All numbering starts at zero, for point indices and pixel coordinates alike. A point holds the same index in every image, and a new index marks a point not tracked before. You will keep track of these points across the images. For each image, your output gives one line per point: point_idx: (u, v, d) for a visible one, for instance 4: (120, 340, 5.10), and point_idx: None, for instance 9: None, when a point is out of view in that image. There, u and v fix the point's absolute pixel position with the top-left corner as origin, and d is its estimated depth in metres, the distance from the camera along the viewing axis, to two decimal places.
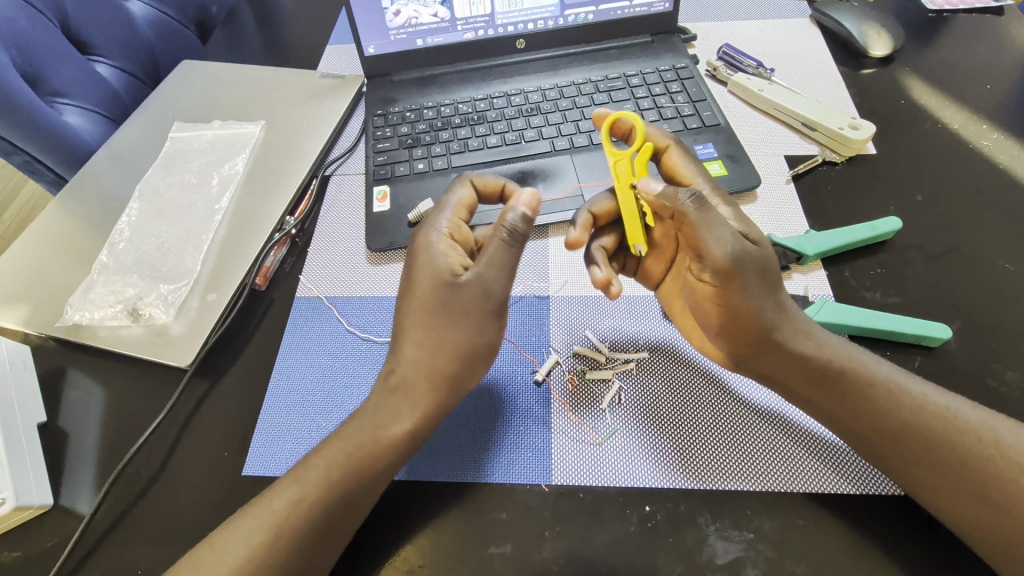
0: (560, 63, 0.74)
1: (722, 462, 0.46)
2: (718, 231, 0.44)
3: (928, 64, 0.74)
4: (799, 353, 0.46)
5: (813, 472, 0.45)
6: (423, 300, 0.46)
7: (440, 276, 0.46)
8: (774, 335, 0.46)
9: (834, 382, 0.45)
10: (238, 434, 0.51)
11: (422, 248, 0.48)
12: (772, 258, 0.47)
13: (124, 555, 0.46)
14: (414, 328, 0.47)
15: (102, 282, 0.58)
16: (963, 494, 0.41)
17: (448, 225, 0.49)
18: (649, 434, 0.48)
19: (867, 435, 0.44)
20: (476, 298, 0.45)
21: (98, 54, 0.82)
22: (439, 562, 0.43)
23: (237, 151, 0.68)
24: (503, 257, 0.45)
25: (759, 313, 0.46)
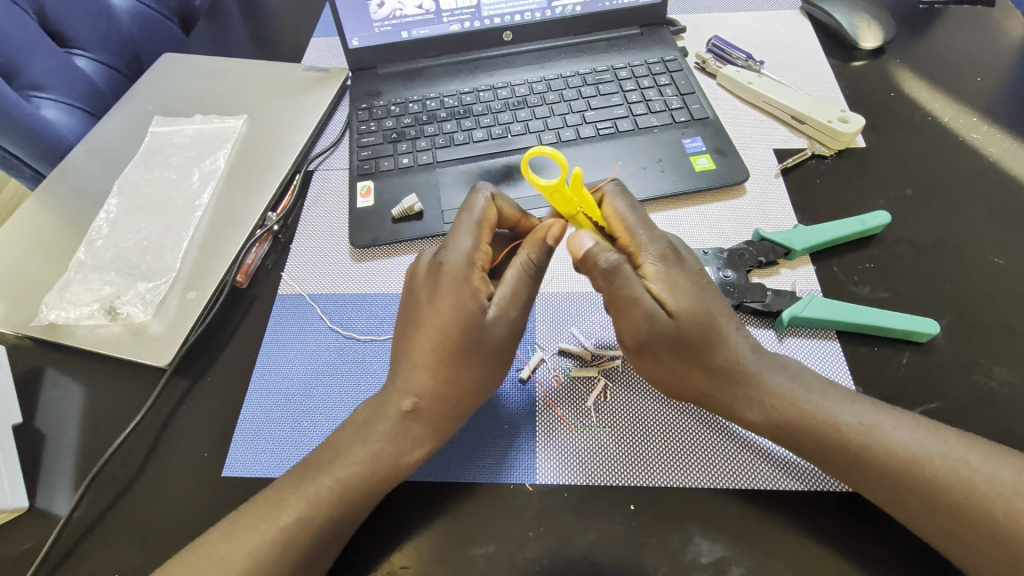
0: (548, 55, 0.73)
1: (698, 470, 0.46)
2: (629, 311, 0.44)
3: (919, 56, 0.73)
4: (738, 414, 0.45)
5: (788, 475, 0.45)
6: (444, 334, 0.45)
7: (470, 315, 0.45)
8: (709, 398, 0.46)
9: (803, 410, 0.44)
10: (218, 435, 0.50)
11: (450, 282, 0.45)
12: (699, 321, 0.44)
13: (100, 558, 0.45)
14: (427, 363, 0.46)
15: (79, 280, 0.56)
16: (950, 519, 0.40)
17: (476, 251, 0.47)
18: (624, 441, 0.47)
19: (841, 461, 0.42)
20: (500, 338, 0.46)
21: (78, 48, 0.80)
22: (421, 563, 0.43)
23: (218, 146, 0.67)
24: (527, 295, 0.47)
25: (679, 384, 0.46)
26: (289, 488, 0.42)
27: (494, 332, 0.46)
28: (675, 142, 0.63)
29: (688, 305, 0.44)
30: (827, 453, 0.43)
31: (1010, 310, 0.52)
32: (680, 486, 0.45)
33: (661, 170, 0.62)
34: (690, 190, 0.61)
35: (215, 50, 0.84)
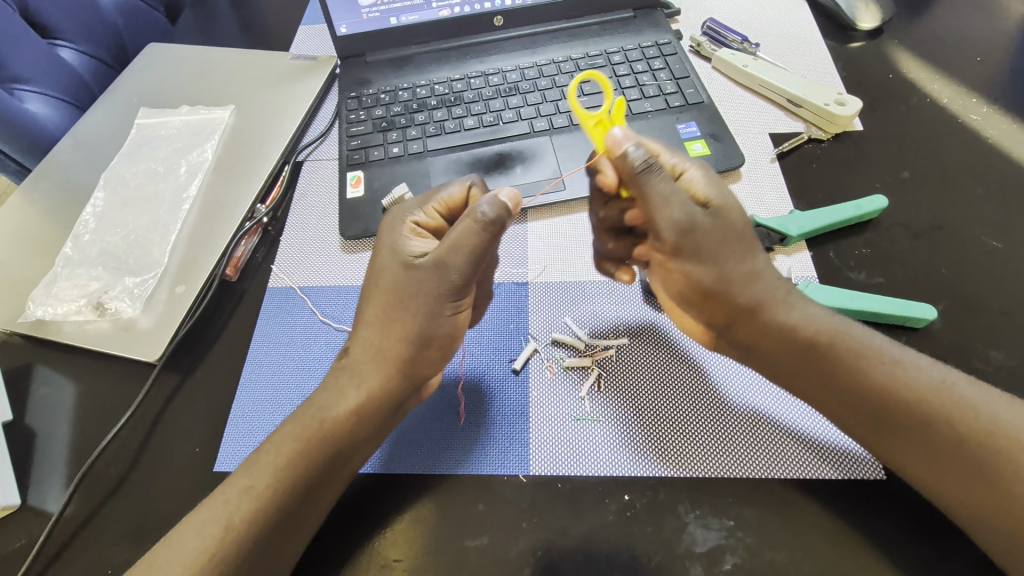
0: (539, 40, 0.71)
1: (704, 444, 0.46)
2: (667, 201, 0.44)
3: (918, 36, 0.72)
4: (784, 325, 0.45)
5: (792, 454, 0.45)
6: (382, 284, 0.46)
7: (398, 260, 0.46)
8: (753, 305, 0.46)
9: (823, 354, 0.44)
10: (209, 431, 0.50)
11: (387, 232, 0.48)
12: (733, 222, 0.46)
13: (91, 556, 0.45)
14: (374, 310, 0.46)
15: (66, 276, 0.56)
16: (958, 472, 0.40)
17: (423, 213, 0.49)
18: (632, 413, 0.48)
19: (861, 402, 0.43)
20: (428, 280, 0.44)
21: (61, 38, 0.79)
22: (414, 554, 0.43)
23: (205, 137, 0.66)
24: (467, 247, 0.43)
25: (728, 279, 0.46)
26: None
27: (415, 277, 0.45)
28: (669, 128, 0.62)
29: (733, 203, 0.46)
30: (846, 391, 0.43)
31: (1008, 294, 0.52)
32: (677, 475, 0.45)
33: None
34: None
35: (200, 39, 0.83)
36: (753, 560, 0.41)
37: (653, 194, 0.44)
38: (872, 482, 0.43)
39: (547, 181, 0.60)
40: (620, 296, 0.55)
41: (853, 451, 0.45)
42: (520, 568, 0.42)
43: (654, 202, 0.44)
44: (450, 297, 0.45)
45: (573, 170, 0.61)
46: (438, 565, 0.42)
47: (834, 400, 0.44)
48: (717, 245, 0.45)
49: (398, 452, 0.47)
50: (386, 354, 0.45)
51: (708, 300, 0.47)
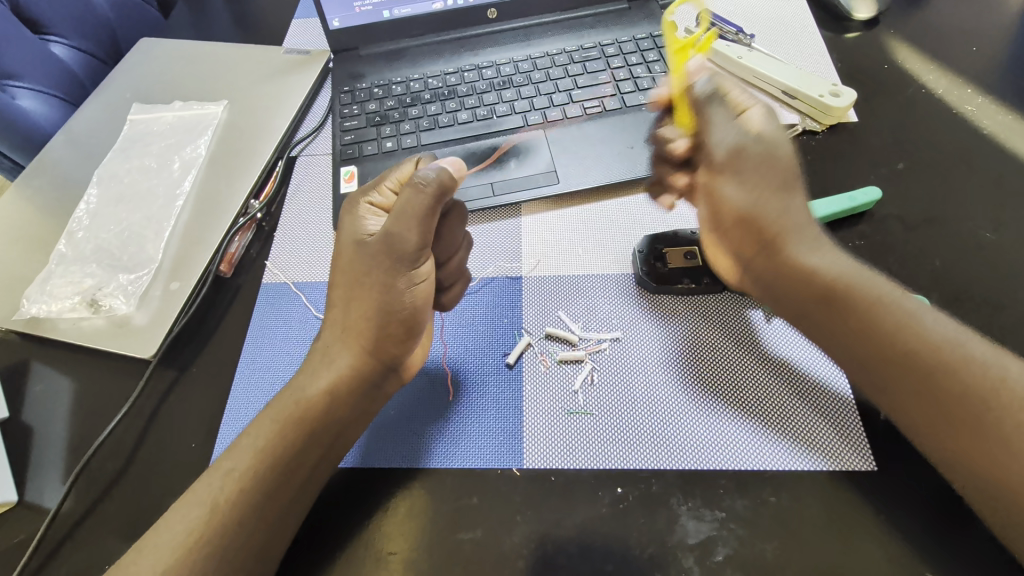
0: (533, 32, 0.71)
1: (731, 393, 0.48)
2: (721, 121, 0.51)
3: (914, 26, 0.71)
4: (807, 267, 0.47)
5: (819, 404, 0.47)
6: (343, 264, 0.48)
7: (355, 238, 0.47)
8: (778, 242, 0.48)
9: (837, 304, 0.45)
10: (204, 427, 0.50)
11: (347, 214, 0.50)
12: (779, 155, 0.50)
13: (88, 551, 0.45)
14: (342, 294, 0.47)
15: (60, 273, 0.56)
16: (954, 428, 0.39)
17: (376, 192, 0.50)
18: (663, 364, 0.50)
19: (868, 353, 0.43)
20: (382, 252, 0.45)
21: (53, 34, 0.78)
22: (408, 547, 0.43)
23: (199, 133, 0.66)
24: (413, 213, 0.45)
25: (754, 214, 0.49)
26: None
27: (370, 252, 0.46)
28: None
29: (783, 141, 0.50)
30: (853, 348, 0.44)
31: (1001, 285, 0.52)
32: (676, 464, 0.45)
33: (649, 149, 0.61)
34: None
35: (193, 34, 0.82)
36: (744, 552, 0.42)
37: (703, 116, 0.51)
38: (865, 472, 0.44)
39: (541, 174, 0.60)
40: (615, 289, 0.55)
41: (842, 443, 0.45)
42: (513, 560, 0.42)
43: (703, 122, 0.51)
44: (404, 266, 0.45)
45: (568, 163, 0.61)
46: (432, 557, 0.43)
47: (846, 349, 0.45)
48: (759, 171, 0.49)
49: (393, 446, 0.47)
50: (370, 349, 0.46)
51: (740, 225, 0.50)
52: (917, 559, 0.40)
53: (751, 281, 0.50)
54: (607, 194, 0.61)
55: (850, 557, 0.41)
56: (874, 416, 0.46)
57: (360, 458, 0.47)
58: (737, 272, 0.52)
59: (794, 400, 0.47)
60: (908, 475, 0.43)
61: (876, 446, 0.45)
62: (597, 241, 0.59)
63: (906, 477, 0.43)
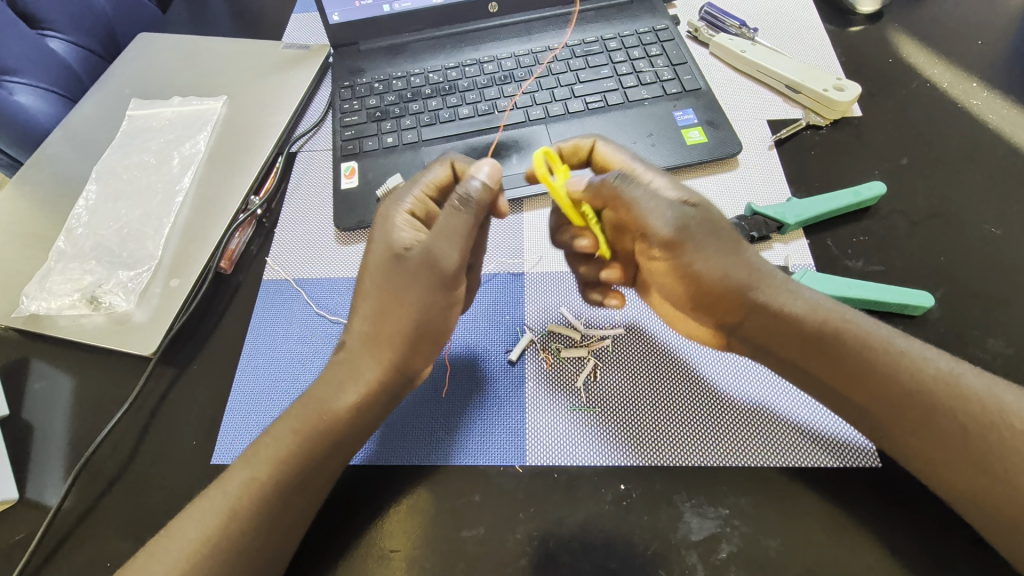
0: (535, 27, 0.70)
1: (722, 406, 0.47)
2: (652, 204, 0.45)
3: (919, 20, 0.71)
4: (786, 312, 0.45)
5: (811, 403, 0.47)
6: (372, 275, 0.46)
7: (392, 250, 0.46)
8: (751, 297, 0.45)
9: (822, 348, 0.44)
10: (205, 424, 0.50)
11: (381, 222, 0.48)
12: (716, 213, 0.47)
13: (90, 549, 0.45)
14: (365, 305, 0.46)
15: (59, 270, 0.56)
16: (955, 461, 0.39)
17: (411, 201, 0.48)
18: (648, 383, 0.49)
19: (860, 395, 0.42)
20: (421, 269, 0.44)
21: (51, 29, 0.78)
22: (411, 545, 0.43)
23: (198, 128, 0.65)
24: (451, 225, 0.43)
25: (727, 276, 0.45)
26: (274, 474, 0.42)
27: (407, 267, 0.44)
28: (666, 115, 0.62)
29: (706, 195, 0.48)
30: (848, 391, 0.43)
31: (1006, 281, 0.51)
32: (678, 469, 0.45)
33: (651, 145, 0.60)
34: (682, 164, 0.59)
35: (192, 28, 0.81)
36: (748, 549, 0.41)
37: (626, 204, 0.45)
38: (869, 469, 0.44)
39: None
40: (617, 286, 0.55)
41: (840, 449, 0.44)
42: (517, 559, 0.42)
43: (630, 210, 0.45)
44: (442, 286, 0.44)
45: None
46: (435, 555, 0.43)
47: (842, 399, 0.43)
48: (713, 236, 0.45)
49: (396, 444, 0.47)
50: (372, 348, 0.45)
51: (715, 300, 0.46)
52: (922, 558, 0.40)
53: (734, 342, 0.48)
54: None
55: (854, 554, 0.41)
56: None
57: (363, 455, 0.46)
58: (717, 335, 0.49)
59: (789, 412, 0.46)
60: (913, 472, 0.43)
61: None
62: None
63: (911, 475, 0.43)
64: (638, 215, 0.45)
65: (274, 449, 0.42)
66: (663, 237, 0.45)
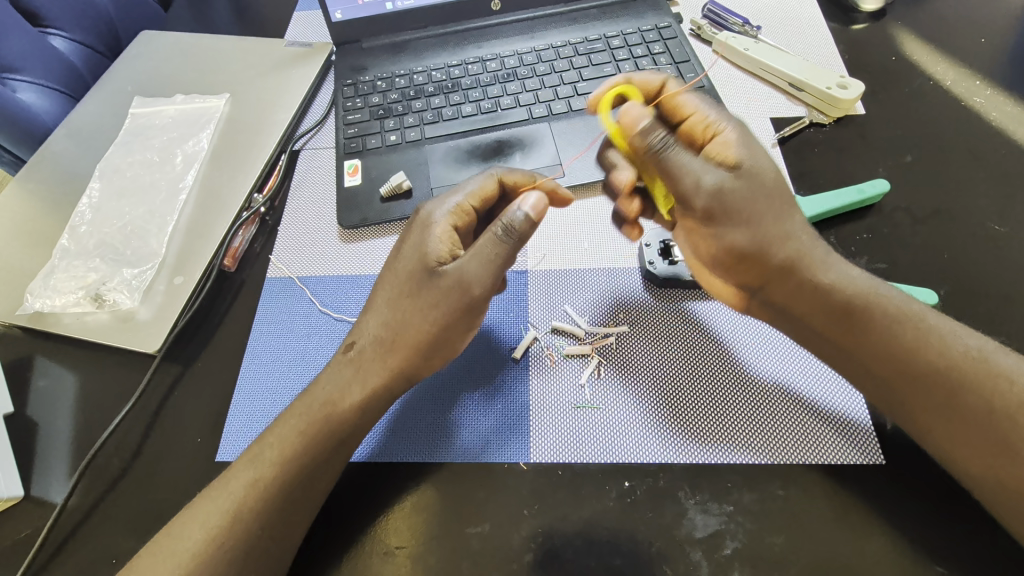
0: (538, 25, 0.70)
1: (745, 391, 0.48)
2: (694, 166, 0.46)
3: (922, 18, 0.70)
4: (820, 283, 0.46)
5: (825, 389, 0.47)
6: (404, 276, 0.47)
7: (427, 260, 0.47)
8: (794, 266, 0.47)
9: (852, 318, 0.45)
10: (210, 421, 0.50)
11: (421, 227, 0.48)
12: (765, 174, 0.47)
13: (95, 546, 0.45)
14: (379, 308, 0.48)
15: (63, 267, 0.56)
16: (980, 447, 0.40)
17: (454, 209, 0.49)
18: (672, 363, 0.50)
19: (896, 368, 0.43)
20: (450, 290, 0.45)
21: (53, 27, 0.77)
22: (416, 541, 0.43)
23: (201, 126, 0.65)
24: (490, 258, 0.45)
25: (767, 243, 0.47)
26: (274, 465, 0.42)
27: (439, 286, 0.45)
28: None
29: (764, 162, 0.48)
30: (882, 363, 0.44)
31: (1009, 279, 0.52)
32: (688, 444, 0.45)
33: None
34: None
35: (194, 26, 0.81)
36: (752, 546, 0.42)
37: (673, 167, 0.46)
38: (873, 467, 0.44)
39: (547, 168, 0.60)
40: (620, 283, 0.55)
41: (855, 439, 0.45)
42: (522, 555, 0.42)
43: (674, 174, 0.46)
44: (468, 312, 0.46)
45: (573, 157, 0.60)
46: (439, 551, 0.43)
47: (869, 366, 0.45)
48: (766, 196, 0.47)
49: (400, 442, 0.47)
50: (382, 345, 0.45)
51: (740, 262, 0.47)
52: (928, 553, 0.40)
53: (758, 308, 0.50)
54: None
55: (859, 552, 0.41)
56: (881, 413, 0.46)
57: (366, 452, 0.46)
58: (741, 299, 0.50)
59: (802, 397, 0.47)
60: (917, 469, 0.43)
61: (883, 440, 0.45)
62: (603, 235, 0.58)
63: (913, 473, 0.43)
64: (675, 179, 0.46)
65: (280, 445, 0.42)
66: (701, 199, 0.46)
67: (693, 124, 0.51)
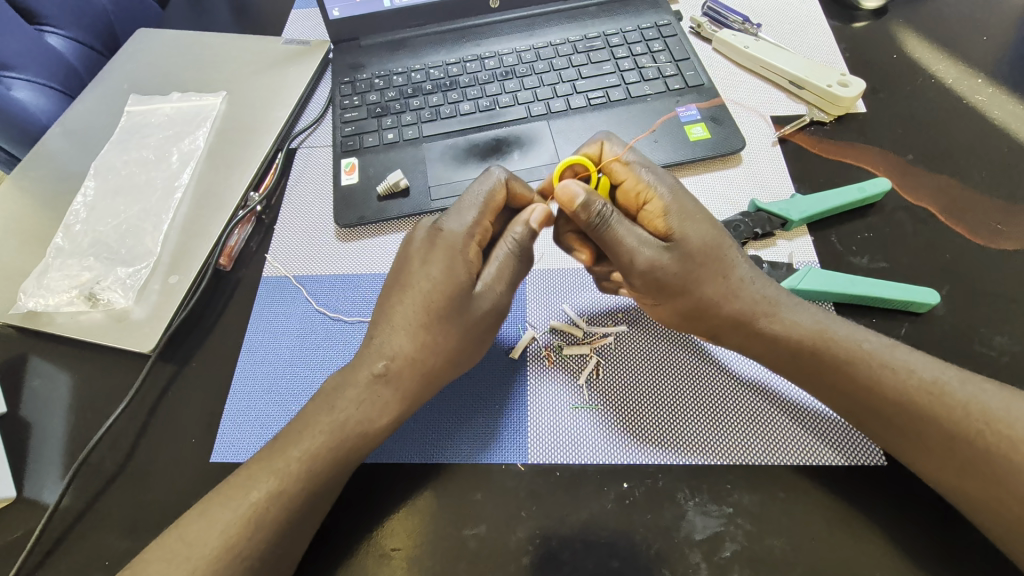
0: (536, 23, 0.70)
1: (728, 400, 0.47)
2: (632, 240, 0.45)
3: (923, 16, 0.70)
4: (772, 329, 0.45)
5: (773, 401, 0.47)
6: (428, 300, 0.45)
7: (458, 283, 0.46)
8: (742, 316, 0.46)
9: (808, 360, 0.44)
10: (205, 421, 0.50)
11: (444, 248, 0.46)
12: (708, 248, 0.46)
13: (88, 548, 0.44)
14: (412, 340, 0.45)
15: (57, 266, 0.55)
16: (949, 468, 0.40)
17: (475, 226, 0.48)
18: (642, 370, 0.49)
19: (852, 403, 0.43)
20: (487, 311, 0.47)
21: (49, 25, 0.77)
22: (412, 543, 0.43)
23: (198, 124, 0.65)
24: (514, 268, 0.48)
25: (711, 303, 0.46)
26: (267, 463, 0.41)
27: (477, 308, 0.46)
28: (669, 111, 0.61)
29: (697, 231, 0.46)
30: (838, 398, 0.43)
31: (1011, 278, 0.51)
32: (655, 458, 0.45)
33: (654, 141, 0.60)
34: (684, 161, 0.59)
35: (192, 23, 0.81)
36: (752, 547, 0.41)
37: (613, 240, 0.45)
38: (870, 467, 0.43)
39: (545, 165, 0.59)
40: None
41: (801, 447, 0.44)
42: (520, 557, 0.42)
43: (616, 247, 0.45)
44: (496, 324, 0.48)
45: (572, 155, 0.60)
46: (437, 552, 0.42)
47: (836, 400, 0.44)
48: (703, 262, 0.46)
49: (394, 442, 0.46)
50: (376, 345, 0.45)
51: (691, 324, 0.47)
52: (930, 558, 0.40)
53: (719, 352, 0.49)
54: None
55: (862, 554, 0.40)
56: None
57: None
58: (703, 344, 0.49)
59: (752, 409, 0.46)
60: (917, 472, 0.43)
61: None
62: None
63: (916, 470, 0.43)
64: (619, 251, 0.46)
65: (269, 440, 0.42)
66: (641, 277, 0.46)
67: (627, 189, 0.49)
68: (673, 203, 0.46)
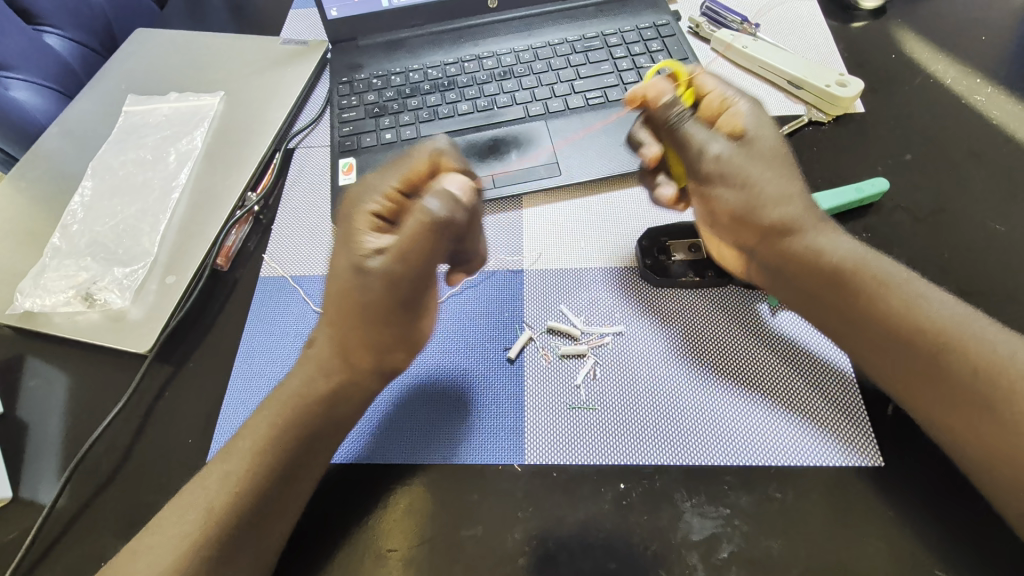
0: (534, 23, 0.69)
1: (764, 371, 0.48)
2: (703, 137, 0.51)
3: (923, 16, 0.70)
4: (810, 246, 0.48)
5: (772, 400, 0.47)
6: (339, 279, 0.46)
7: (353, 260, 0.45)
8: (783, 230, 0.49)
9: (844, 279, 0.46)
10: (201, 421, 0.50)
11: (347, 223, 0.46)
12: (772, 154, 0.52)
13: (84, 550, 0.44)
14: (332, 328, 0.47)
15: (54, 266, 0.55)
16: (963, 408, 0.40)
17: (380, 197, 0.46)
18: (643, 364, 0.49)
19: (883, 328, 0.44)
20: (381, 292, 0.44)
21: (47, 25, 0.77)
22: (408, 543, 0.42)
23: (195, 124, 0.65)
24: (409, 253, 0.42)
25: (756, 207, 0.50)
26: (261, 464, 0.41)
27: (369, 287, 0.44)
28: None
29: (768, 135, 0.52)
30: (870, 322, 0.45)
31: (1010, 278, 0.51)
32: (654, 457, 0.45)
33: None
34: None
35: (190, 23, 0.81)
36: (749, 548, 0.41)
37: (683, 137, 0.52)
38: (869, 468, 0.43)
39: (543, 166, 0.59)
40: (616, 283, 0.54)
41: (798, 446, 0.44)
42: (516, 558, 0.42)
43: (688, 145, 0.52)
44: (400, 306, 0.45)
45: (570, 156, 0.60)
46: (433, 553, 0.42)
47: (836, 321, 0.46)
48: (767, 164, 0.52)
49: (390, 443, 0.46)
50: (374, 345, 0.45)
51: (736, 227, 0.51)
52: (931, 557, 0.40)
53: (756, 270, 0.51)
54: (609, 185, 0.60)
55: (860, 556, 0.40)
56: (882, 411, 0.45)
57: (358, 454, 0.46)
58: (741, 261, 0.52)
59: (752, 406, 0.46)
60: (915, 470, 0.43)
61: (883, 442, 0.44)
62: (598, 234, 0.58)
63: (915, 471, 0.43)
64: (687, 146, 0.52)
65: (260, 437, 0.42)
66: (707, 168, 0.51)
67: (710, 100, 0.53)
68: (756, 115, 0.53)
